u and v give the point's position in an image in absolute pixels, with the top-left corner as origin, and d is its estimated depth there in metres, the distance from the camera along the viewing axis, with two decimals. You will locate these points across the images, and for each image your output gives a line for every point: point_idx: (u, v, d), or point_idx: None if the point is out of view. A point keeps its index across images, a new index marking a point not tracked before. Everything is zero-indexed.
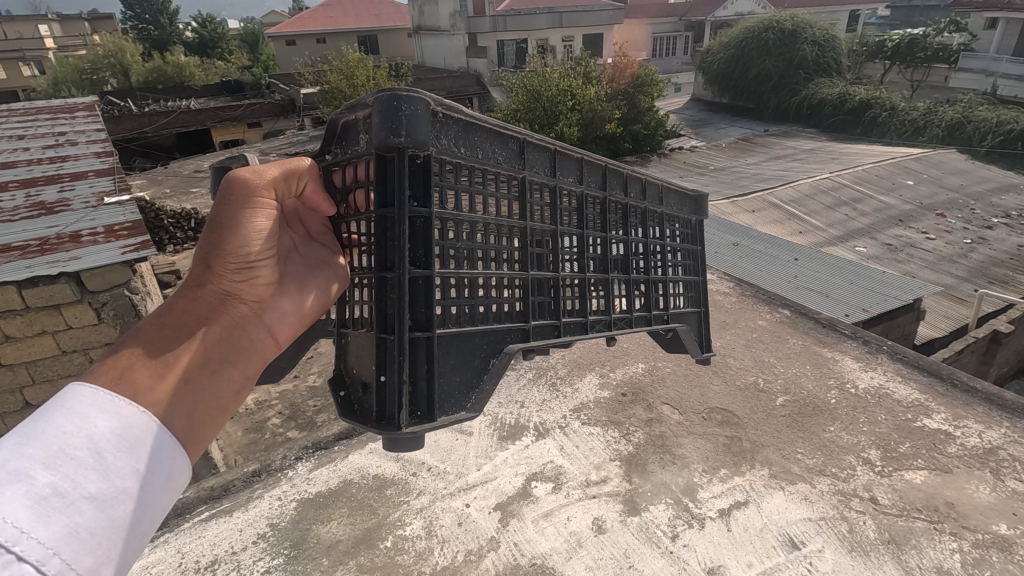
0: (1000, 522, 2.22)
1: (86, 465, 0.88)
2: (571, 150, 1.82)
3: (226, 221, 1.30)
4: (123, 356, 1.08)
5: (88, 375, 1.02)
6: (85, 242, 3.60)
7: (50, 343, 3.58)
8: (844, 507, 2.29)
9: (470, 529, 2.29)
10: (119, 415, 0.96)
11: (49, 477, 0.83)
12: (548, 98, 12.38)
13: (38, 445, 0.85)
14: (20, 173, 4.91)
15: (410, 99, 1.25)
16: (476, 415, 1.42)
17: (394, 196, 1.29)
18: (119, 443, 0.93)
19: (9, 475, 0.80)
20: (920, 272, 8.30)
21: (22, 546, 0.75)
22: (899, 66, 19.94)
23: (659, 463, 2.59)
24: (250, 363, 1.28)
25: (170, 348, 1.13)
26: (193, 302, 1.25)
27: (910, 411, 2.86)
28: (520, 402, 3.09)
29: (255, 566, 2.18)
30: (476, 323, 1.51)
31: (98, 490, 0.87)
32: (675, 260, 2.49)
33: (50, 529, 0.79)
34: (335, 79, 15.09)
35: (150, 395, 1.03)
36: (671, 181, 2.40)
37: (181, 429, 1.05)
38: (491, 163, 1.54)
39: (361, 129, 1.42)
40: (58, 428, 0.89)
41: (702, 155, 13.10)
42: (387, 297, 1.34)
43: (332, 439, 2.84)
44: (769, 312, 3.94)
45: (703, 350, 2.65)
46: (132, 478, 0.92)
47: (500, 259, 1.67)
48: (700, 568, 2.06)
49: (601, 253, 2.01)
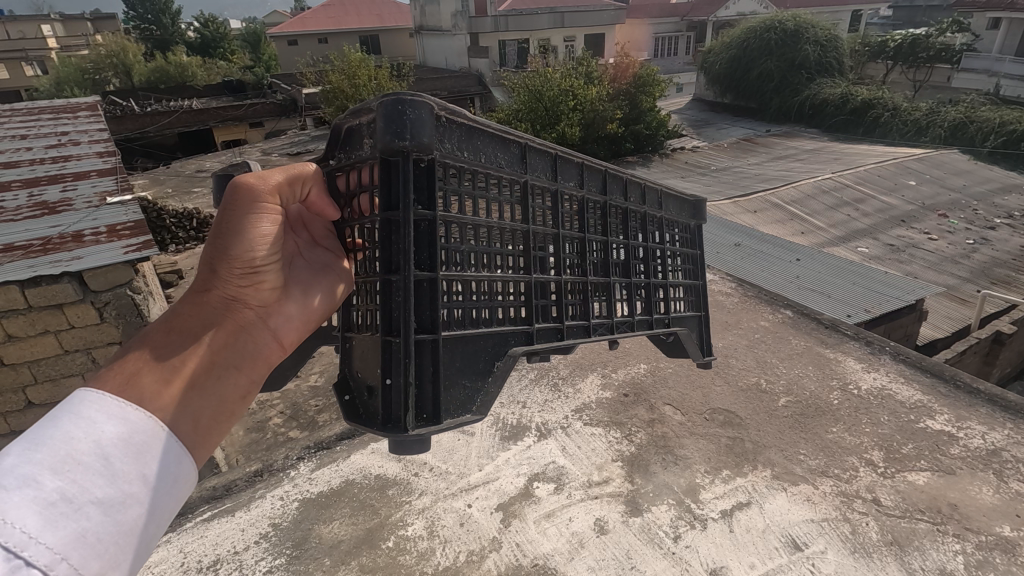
0: (1003, 523, 2.21)
1: (94, 470, 0.88)
2: (572, 154, 1.82)
3: (231, 226, 1.30)
4: (129, 361, 1.08)
5: (96, 380, 1.03)
6: (88, 241, 3.61)
7: (52, 343, 3.59)
8: (847, 508, 2.28)
9: (472, 530, 2.29)
10: (126, 420, 0.96)
11: (57, 482, 0.83)
12: (550, 98, 12.39)
13: (46, 451, 0.86)
14: (23, 172, 4.92)
15: (414, 103, 1.25)
16: (482, 417, 1.41)
17: (398, 199, 1.29)
18: (126, 449, 0.93)
19: (17, 481, 0.81)
20: (922, 272, 8.29)
21: (31, 551, 0.76)
22: (902, 66, 19.91)
23: (661, 464, 2.58)
24: (256, 368, 1.29)
25: (176, 353, 1.13)
26: (199, 307, 1.25)
27: (913, 412, 2.85)
28: (522, 402, 3.09)
29: (257, 566, 2.19)
30: (480, 326, 1.51)
31: (105, 495, 0.88)
32: (675, 264, 2.49)
33: (58, 533, 0.79)
34: (337, 79, 15.11)
35: (157, 400, 1.04)
36: (670, 186, 2.40)
37: (188, 433, 1.05)
38: (494, 167, 1.54)
39: (364, 134, 1.42)
40: (66, 434, 0.89)
41: (703, 156, 13.09)
42: (393, 300, 1.34)
43: (334, 439, 2.85)
44: (771, 313, 3.94)
45: (703, 354, 2.64)
46: (139, 483, 0.92)
47: (503, 262, 1.66)
48: (702, 569, 2.06)
49: (602, 256, 2.01)
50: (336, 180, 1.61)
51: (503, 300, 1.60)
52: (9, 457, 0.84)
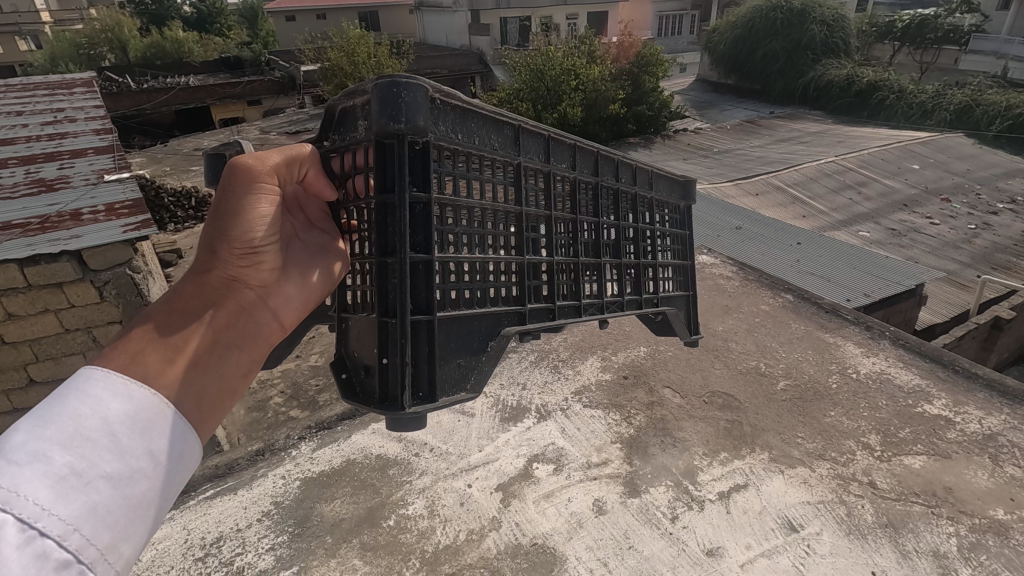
0: (997, 507, 2.23)
1: (103, 446, 0.88)
2: (564, 136, 1.80)
3: (232, 206, 1.29)
4: (134, 338, 1.08)
5: (101, 358, 1.02)
6: (86, 221, 3.58)
7: (53, 322, 3.59)
8: (843, 491, 2.31)
9: (471, 509, 2.31)
10: (131, 397, 0.96)
11: (66, 457, 0.83)
12: (551, 77, 12.31)
13: (53, 427, 0.85)
14: (19, 149, 4.87)
15: (409, 85, 1.23)
16: (476, 395, 1.43)
17: (394, 181, 1.28)
18: (133, 425, 0.93)
19: (27, 457, 0.80)
20: (923, 257, 8.27)
21: (45, 522, 0.77)
22: (909, 48, 19.62)
23: (659, 445, 2.61)
24: (257, 348, 1.28)
25: (180, 330, 1.13)
26: (201, 287, 1.24)
27: (911, 396, 2.87)
28: (522, 384, 3.10)
29: (260, 543, 2.22)
30: (474, 306, 1.51)
31: (114, 469, 0.88)
32: (664, 244, 2.50)
33: (71, 506, 0.80)
34: (336, 57, 14.85)
35: (161, 378, 1.03)
36: (660, 166, 2.38)
37: (193, 412, 1.05)
38: (488, 149, 1.53)
39: (359, 115, 1.40)
40: (73, 410, 0.89)
41: (706, 137, 12.95)
42: (387, 282, 1.33)
43: (335, 420, 2.86)
44: (772, 297, 3.93)
45: (691, 333, 2.66)
46: (147, 459, 0.93)
47: (497, 244, 1.65)
48: (698, 549, 2.09)
49: (594, 237, 2.00)
50: (331, 161, 1.59)
51: (496, 282, 1.60)
52: (17, 432, 0.84)
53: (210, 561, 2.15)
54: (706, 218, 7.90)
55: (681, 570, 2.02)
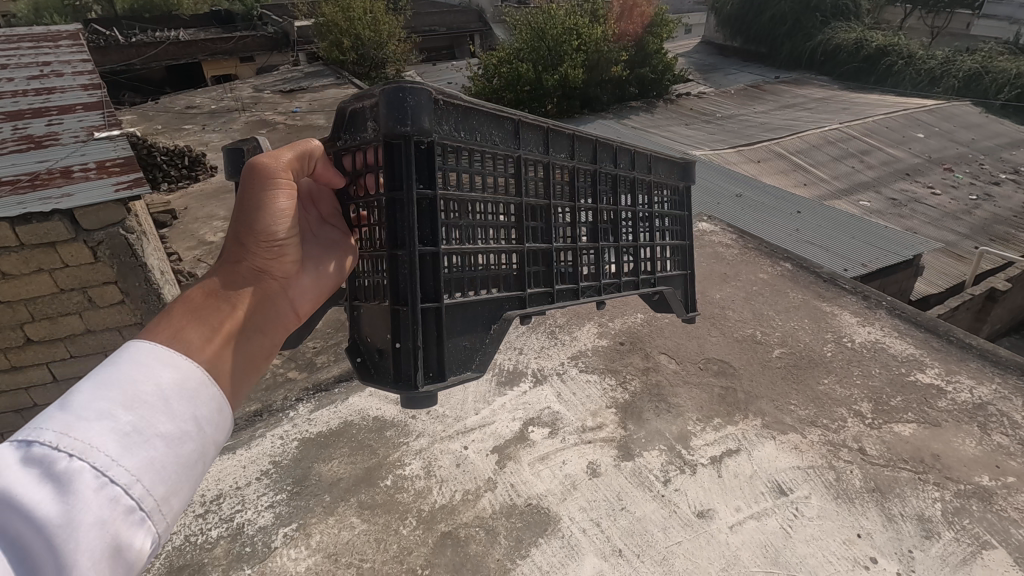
0: (982, 473, 2.28)
1: (158, 408, 0.91)
2: (564, 126, 1.76)
3: (253, 193, 1.29)
4: (174, 317, 1.09)
5: (145, 334, 1.04)
6: (77, 178, 3.51)
7: (47, 281, 3.54)
8: (833, 457, 2.35)
9: (468, 470, 2.35)
10: (178, 365, 0.98)
11: (128, 416, 0.87)
12: (553, 37, 12.15)
13: (113, 390, 0.89)
14: (5, 104, 4.74)
15: (414, 88, 1.21)
16: (482, 374, 1.43)
17: (402, 178, 1.26)
18: (182, 393, 0.96)
19: (92, 413, 0.84)
20: (922, 227, 8.22)
21: (113, 470, 0.81)
22: (921, 11, 19.08)
23: (654, 411, 2.64)
24: (277, 333, 1.28)
25: (215, 311, 1.14)
26: (230, 273, 1.24)
27: (904, 365, 2.90)
28: (519, 349, 3.12)
29: (259, 501, 2.26)
30: (479, 293, 1.50)
31: (170, 430, 0.91)
32: (660, 225, 2.44)
33: (134, 457, 0.83)
34: (330, 12, 14.05)
35: (201, 352, 1.05)
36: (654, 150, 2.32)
37: (230, 391, 1.07)
38: (490, 145, 1.49)
39: (365, 114, 1.38)
40: (128, 374, 0.92)
41: (709, 102, 12.69)
42: (399, 269, 1.32)
43: (332, 381, 2.89)
44: (771, 265, 3.91)
45: (687, 311, 2.62)
46: (194, 423, 0.95)
47: (498, 234, 1.62)
48: (689, 510, 2.14)
49: (593, 219, 1.96)
50: (341, 158, 1.55)
51: (498, 272, 1.58)
52: (77, 395, 0.87)
53: (210, 517, 2.20)
54: (706, 185, 7.82)
55: (672, 530, 2.06)
